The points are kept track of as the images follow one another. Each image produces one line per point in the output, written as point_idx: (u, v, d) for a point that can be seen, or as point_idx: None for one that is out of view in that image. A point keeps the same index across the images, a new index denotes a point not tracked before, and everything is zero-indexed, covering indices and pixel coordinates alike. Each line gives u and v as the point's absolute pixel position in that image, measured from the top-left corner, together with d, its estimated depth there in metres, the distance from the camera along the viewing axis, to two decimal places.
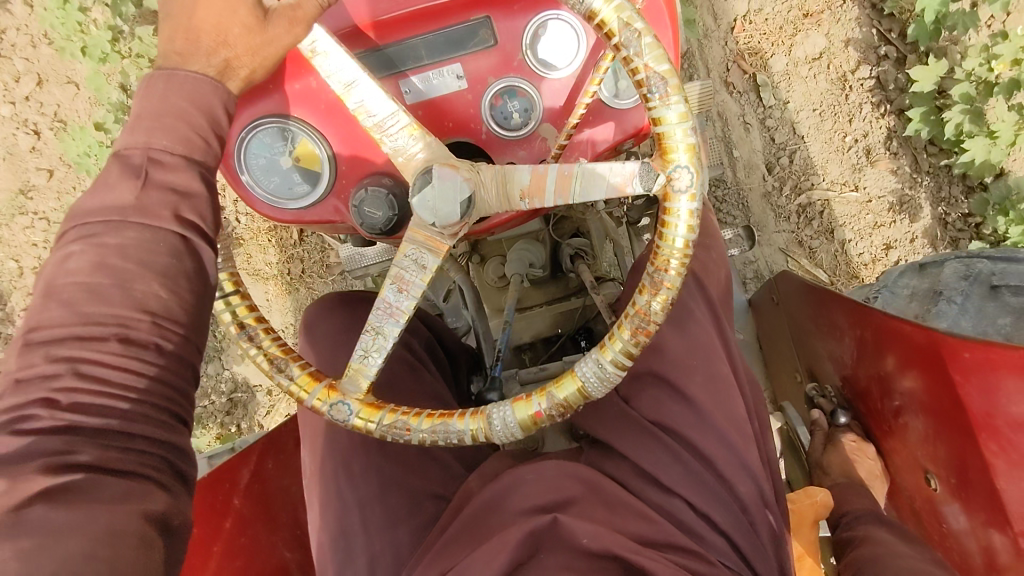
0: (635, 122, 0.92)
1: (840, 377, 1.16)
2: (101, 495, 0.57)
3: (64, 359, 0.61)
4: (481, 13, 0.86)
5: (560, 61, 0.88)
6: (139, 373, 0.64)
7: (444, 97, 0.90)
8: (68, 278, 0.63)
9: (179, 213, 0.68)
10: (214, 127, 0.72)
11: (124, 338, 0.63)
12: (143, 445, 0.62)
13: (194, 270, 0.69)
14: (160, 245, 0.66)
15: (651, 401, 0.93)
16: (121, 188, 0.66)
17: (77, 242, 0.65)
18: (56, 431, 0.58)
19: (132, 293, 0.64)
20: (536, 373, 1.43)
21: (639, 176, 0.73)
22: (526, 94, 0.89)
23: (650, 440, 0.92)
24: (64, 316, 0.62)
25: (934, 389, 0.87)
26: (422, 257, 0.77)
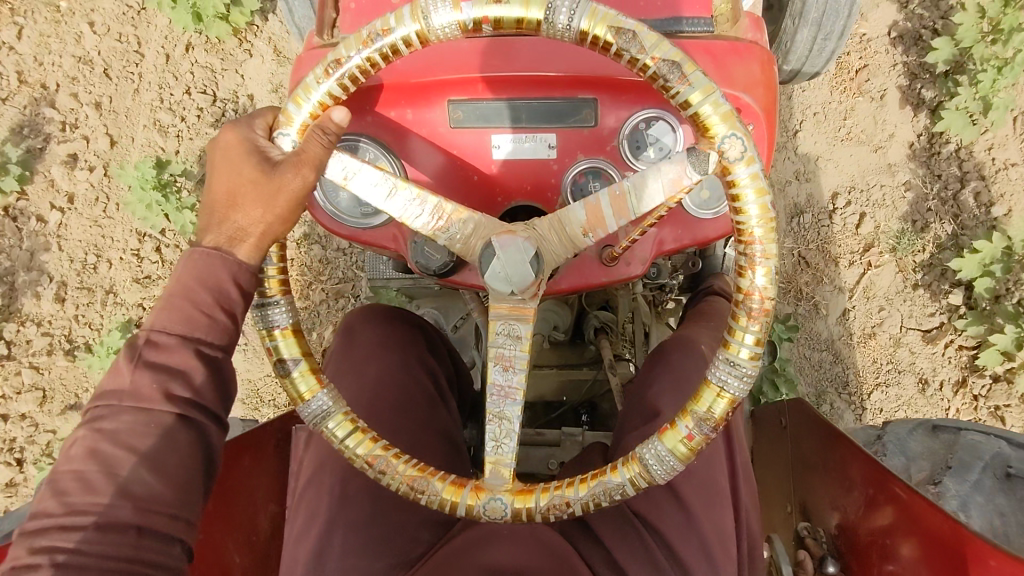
0: (707, 233, 0.91)
1: (836, 523, 1.15)
2: None
3: (43, 551, 0.59)
4: (590, 93, 0.86)
5: (652, 156, 0.87)
6: (120, 558, 0.61)
7: (529, 161, 0.89)
8: (66, 466, 0.63)
9: (169, 392, 0.66)
10: (223, 304, 0.70)
11: (102, 526, 0.61)
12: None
13: (187, 446, 0.67)
14: (151, 429, 0.65)
15: (647, 497, 0.89)
16: (121, 371, 0.66)
17: (81, 427, 0.65)
18: None
19: (116, 479, 0.63)
20: (532, 436, 1.40)
21: (692, 163, 0.73)
22: (609, 179, 0.88)
23: (626, 530, 0.87)
24: (50, 506, 0.61)
25: (940, 574, 0.88)
26: (513, 328, 0.77)
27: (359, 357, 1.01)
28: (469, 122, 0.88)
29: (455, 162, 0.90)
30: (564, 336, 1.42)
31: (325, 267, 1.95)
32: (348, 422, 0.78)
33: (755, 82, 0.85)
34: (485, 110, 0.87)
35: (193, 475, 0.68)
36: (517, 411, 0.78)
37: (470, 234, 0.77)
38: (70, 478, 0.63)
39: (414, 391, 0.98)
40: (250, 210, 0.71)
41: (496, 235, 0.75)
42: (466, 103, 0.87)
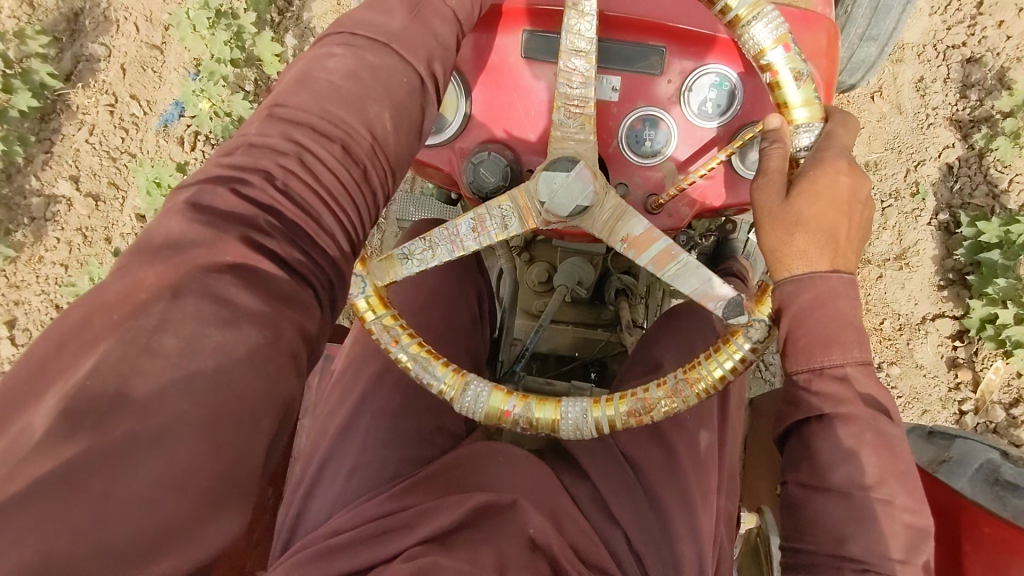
0: (747, 196, 0.94)
1: None
2: (272, 286, 0.51)
3: (295, 141, 0.63)
4: (661, 41, 0.90)
5: (713, 114, 0.90)
6: (343, 185, 0.64)
7: (593, 100, 0.92)
8: (323, 74, 0.67)
9: (427, 61, 0.73)
10: (460, 24, 0.80)
11: (346, 147, 0.64)
12: (326, 248, 0.60)
13: (417, 121, 0.72)
14: (401, 77, 0.70)
15: (673, 449, 0.95)
16: (390, 18, 0.73)
17: (341, 48, 0.70)
18: (269, 201, 0.57)
19: (364, 108, 0.66)
20: (541, 385, 1.41)
21: (727, 303, 0.79)
22: (666, 127, 0.91)
23: (654, 481, 0.91)
24: (306, 101, 0.65)
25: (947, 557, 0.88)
26: (509, 219, 0.81)
27: (424, 277, 1.09)
28: (540, 53, 0.93)
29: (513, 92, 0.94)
30: (584, 293, 1.44)
31: None
32: (381, 307, 0.82)
33: (819, 51, 0.88)
34: (559, 43, 0.92)
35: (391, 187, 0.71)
36: (448, 257, 0.82)
37: (575, 133, 0.81)
38: (325, 80, 0.67)
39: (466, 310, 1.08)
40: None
41: (583, 163, 0.78)
42: (542, 36, 0.93)
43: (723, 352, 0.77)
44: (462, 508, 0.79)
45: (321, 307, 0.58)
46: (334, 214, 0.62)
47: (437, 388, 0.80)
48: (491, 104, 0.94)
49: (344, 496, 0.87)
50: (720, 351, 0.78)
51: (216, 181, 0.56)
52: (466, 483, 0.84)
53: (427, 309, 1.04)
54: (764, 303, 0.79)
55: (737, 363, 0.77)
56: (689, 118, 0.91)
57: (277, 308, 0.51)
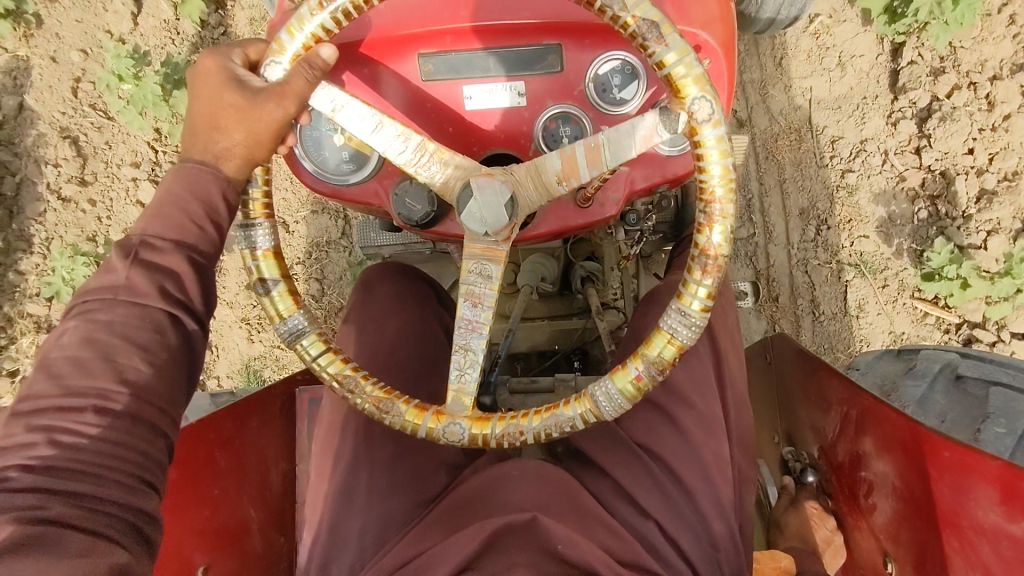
0: (675, 169, 0.96)
1: (819, 445, 1.22)
2: (64, 549, 0.59)
3: (42, 429, 0.64)
4: (554, 39, 0.91)
5: (618, 99, 0.91)
6: (107, 444, 0.66)
7: (502, 109, 0.93)
8: (60, 352, 0.68)
9: (164, 291, 0.73)
10: (211, 215, 0.79)
11: (101, 411, 0.67)
12: (108, 506, 0.64)
13: (175, 344, 0.74)
14: (146, 322, 0.72)
15: (643, 424, 0.99)
16: (117, 269, 0.73)
17: (71, 320, 0.71)
18: (34, 489, 0.61)
19: (113, 365, 0.69)
20: (526, 384, 1.44)
21: (662, 124, 0.77)
22: (579, 122, 0.92)
23: (631, 460, 0.97)
24: (49, 389, 0.67)
25: (910, 475, 0.89)
26: (484, 268, 0.82)
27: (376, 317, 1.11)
28: (440, 74, 0.93)
29: (425, 115, 0.94)
30: (551, 287, 1.45)
31: (330, 235, 1.97)
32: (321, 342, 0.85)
33: (713, 18, 0.88)
34: (459, 60, 0.92)
35: (178, 376, 0.74)
36: (481, 344, 0.83)
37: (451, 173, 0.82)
38: (65, 362, 0.68)
39: (428, 342, 1.10)
40: (228, 156, 0.80)
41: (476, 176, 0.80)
42: (443, 56, 0.92)
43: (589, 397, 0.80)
44: (484, 529, 0.83)
45: (122, 546, 0.64)
46: (137, 423, 0.69)
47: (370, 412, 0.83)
48: None
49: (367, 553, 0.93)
50: (640, 356, 0.80)
51: None
52: (488, 507, 0.89)
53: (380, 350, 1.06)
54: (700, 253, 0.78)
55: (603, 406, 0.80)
56: (598, 107, 0.93)
57: (84, 556, 0.60)
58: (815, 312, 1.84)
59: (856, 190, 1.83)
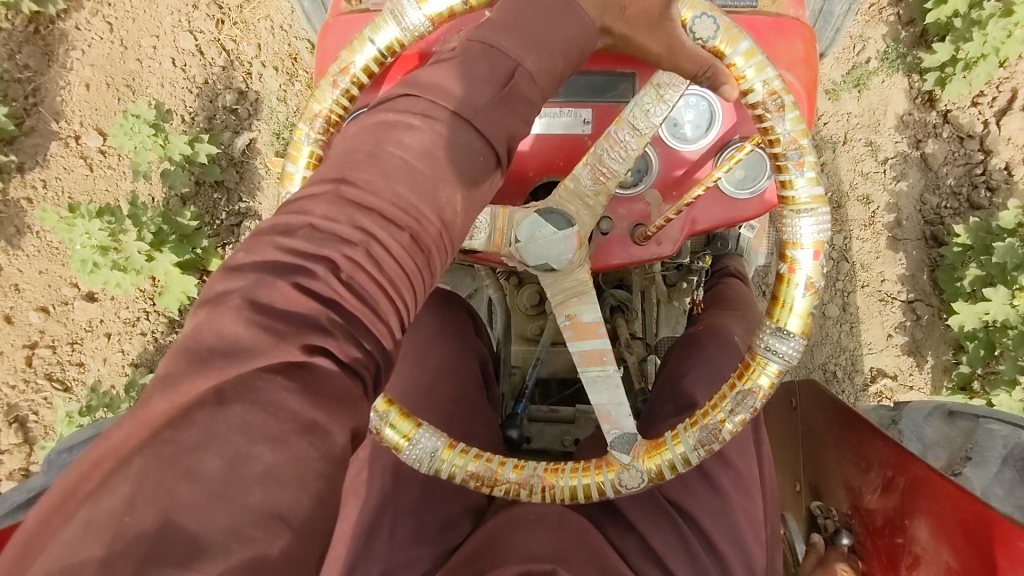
0: (739, 213, 0.92)
1: (849, 502, 1.19)
2: (327, 387, 0.48)
3: (364, 229, 0.54)
4: (629, 68, 0.86)
5: (688, 135, 0.87)
6: (408, 274, 0.56)
7: (566, 134, 0.88)
8: (395, 147, 0.58)
9: (495, 142, 0.63)
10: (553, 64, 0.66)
11: (414, 235, 0.56)
12: (374, 348, 0.54)
13: (479, 194, 0.62)
14: (472, 161, 0.61)
15: (676, 480, 0.92)
16: (468, 87, 0.61)
17: (416, 118, 0.60)
18: (323, 301, 0.51)
19: (435, 191, 0.58)
20: (546, 413, 1.39)
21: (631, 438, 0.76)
22: (644, 155, 0.88)
23: (661, 516, 0.90)
24: (372, 180, 0.56)
25: (968, 560, 0.85)
26: (479, 231, 0.77)
27: (414, 350, 1.06)
28: None
29: None
30: None
31: None
32: None
33: (797, 59, 0.83)
34: None
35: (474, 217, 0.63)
36: None
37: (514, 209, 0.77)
38: (397, 162, 0.57)
39: (468, 379, 1.06)
40: None
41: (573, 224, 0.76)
42: None
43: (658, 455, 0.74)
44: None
45: (367, 391, 0.53)
46: (433, 256, 0.59)
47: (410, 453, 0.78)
48: None
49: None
50: (733, 393, 0.73)
51: (268, 266, 0.52)
52: (507, 555, 0.83)
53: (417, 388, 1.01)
54: (783, 305, 0.71)
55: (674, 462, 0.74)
56: (667, 142, 0.88)
57: (331, 411, 0.48)
58: (831, 356, 1.90)
59: (875, 239, 1.90)
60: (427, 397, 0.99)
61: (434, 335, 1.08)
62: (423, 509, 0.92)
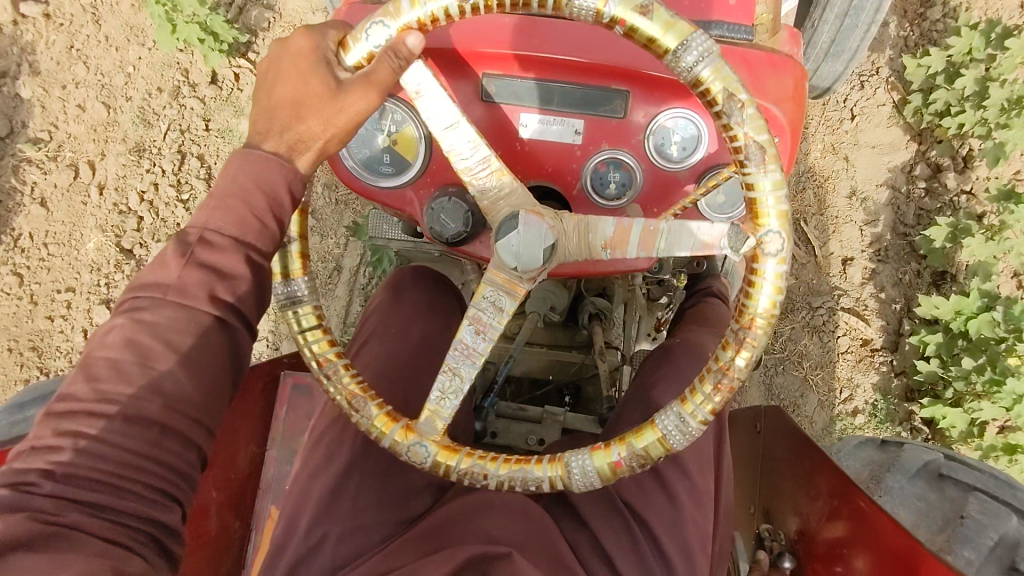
0: None
1: (798, 527, 1.22)
2: (86, 547, 0.57)
3: (68, 433, 0.61)
4: (625, 85, 0.88)
5: (674, 156, 0.90)
6: (130, 474, 0.62)
7: (557, 142, 0.91)
8: (101, 352, 0.65)
9: (214, 294, 0.68)
10: (275, 211, 0.72)
11: (130, 418, 0.63)
12: (130, 519, 0.61)
13: (224, 345, 0.70)
14: (190, 326, 0.67)
15: (633, 487, 0.95)
16: (170, 264, 0.68)
17: (122, 314, 0.67)
18: (55, 496, 0.58)
19: (142, 399, 0.64)
20: (515, 410, 1.42)
21: (728, 236, 0.74)
22: (629, 170, 0.90)
23: (612, 518, 0.93)
24: (78, 390, 0.63)
25: None
26: (499, 299, 0.79)
27: (399, 318, 1.10)
28: (503, 97, 0.90)
29: (480, 137, 0.92)
30: (558, 316, 1.44)
31: (342, 214, 1.96)
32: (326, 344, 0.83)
33: (786, 95, 0.86)
34: (525, 87, 0.89)
35: (221, 376, 0.70)
36: (471, 373, 0.80)
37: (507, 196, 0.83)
38: (104, 365, 0.64)
39: (440, 361, 1.08)
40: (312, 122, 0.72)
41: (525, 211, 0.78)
42: (507, 80, 0.89)
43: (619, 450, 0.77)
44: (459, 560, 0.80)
45: (143, 556, 0.62)
46: (163, 439, 0.65)
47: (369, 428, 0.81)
48: None
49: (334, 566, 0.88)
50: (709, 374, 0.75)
51: None
52: (464, 533, 0.86)
53: (387, 358, 1.05)
54: (759, 279, 0.72)
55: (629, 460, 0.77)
56: (653, 161, 0.91)
57: (89, 560, 0.56)
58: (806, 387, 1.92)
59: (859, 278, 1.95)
60: (392, 368, 1.03)
61: (422, 311, 1.12)
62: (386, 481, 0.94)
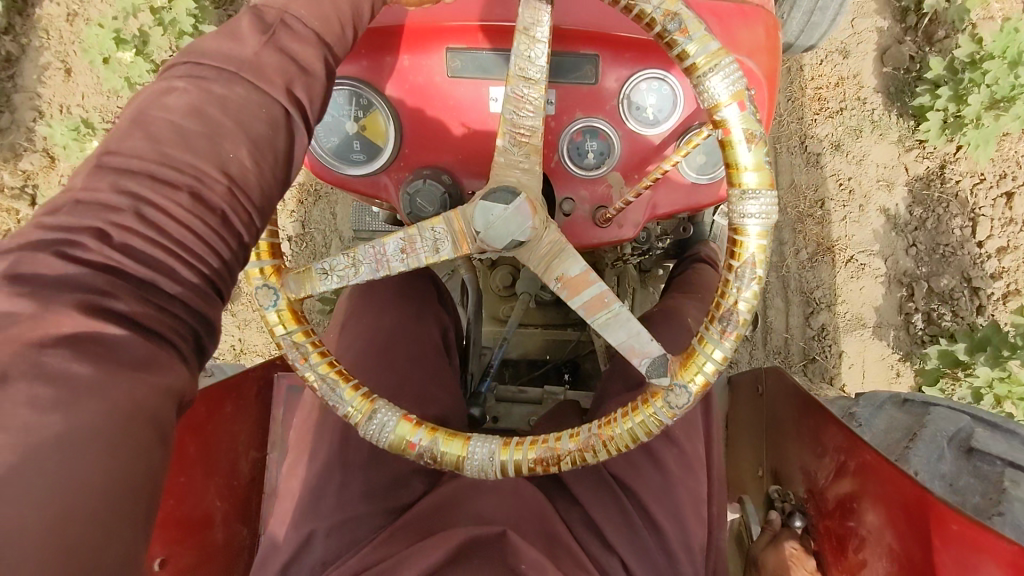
0: (698, 199, 0.92)
1: (806, 487, 1.21)
2: (126, 355, 0.48)
3: (132, 195, 0.56)
4: (593, 48, 0.86)
5: (652, 119, 0.88)
6: (195, 241, 0.58)
7: None
8: (162, 112, 0.58)
9: (290, 87, 0.64)
10: (353, 19, 0.70)
11: (195, 193, 0.58)
12: (179, 310, 0.56)
13: (282, 151, 0.63)
14: (260, 112, 0.61)
15: (629, 461, 0.94)
16: (243, 41, 0.63)
17: (178, 79, 0.60)
18: (102, 268, 0.52)
19: (216, 146, 0.59)
20: (514, 393, 1.40)
21: (651, 360, 0.74)
22: (607, 138, 0.88)
23: (618, 496, 0.91)
24: (144, 148, 0.57)
25: (906, 537, 0.89)
26: (441, 241, 0.75)
27: (366, 317, 1.08)
28: (467, 71, 0.89)
29: (449, 114, 0.90)
30: (550, 295, 1.41)
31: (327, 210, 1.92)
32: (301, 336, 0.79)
33: (758, 47, 0.84)
34: (493, 60, 0.88)
35: (281, 181, 0.65)
36: (372, 275, 0.77)
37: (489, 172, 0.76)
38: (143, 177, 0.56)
39: (426, 345, 1.08)
40: None
41: (525, 195, 0.73)
42: (471, 55, 0.88)
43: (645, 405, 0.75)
44: (451, 543, 0.78)
45: (185, 358, 0.55)
46: (229, 218, 0.60)
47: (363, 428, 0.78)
48: (421, 129, 0.91)
49: (327, 558, 0.88)
50: (698, 351, 0.73)
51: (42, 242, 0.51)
52: (459, 518, 0.85)
53: (366, 355, 1.02)
54: (743, 238, 0.70)
55: (652, 423, 0.75)
56: (630, 127, 0.88)
57: (134, 380, 0.48)
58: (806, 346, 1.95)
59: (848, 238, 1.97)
60: (370, 365, 1.01)
61: (392, 302, 1.10)
62: (384, 472, 0.92)
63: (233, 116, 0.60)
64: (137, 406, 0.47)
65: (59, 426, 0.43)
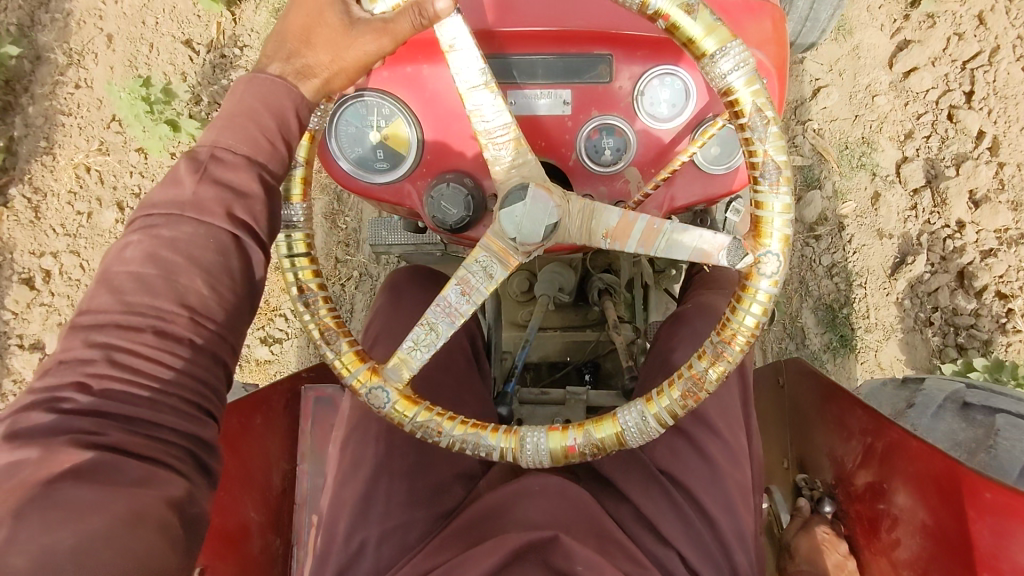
0: (715, 188, 0.95)
1: (835, 472, 1.21)
2: (122, 476, 0.55)
3: (101, 345, 0.62)
4: (605, 48, 0.89)
5: (665, 114, 0.90)
6: (167, 370, 0.64)
7: (547, 117, 0.91)
8: (122, 267, 0.65)
9: (231, 210, 0.69)
10: (283, 131, 0.73)
11: (159, 331, 0.64)
12: (166, 434, 0.62)
13: (239, 271, 0.69)
14: (209, 242, 0.68)
15: (667, 450, 0.95)
16: (182, 182, 0.68)
17: (136, 232, 0.67)
18: (90, 413, 0.59)
19: (175, 284, 0.66)
20: (537, 395, 1.41)
21: (728, 250, 0.75)
22: (623, 134, 0.90)
23: (652, 484, 0.93)
24: (109, 303, 0.64)
25: (939, 511, 0.90)
26: (491, 265, 0.78)
27: (395, 322, 1.11)
28: None
29: (468, 118, 0.93)
30: (568, 297, 1.42)
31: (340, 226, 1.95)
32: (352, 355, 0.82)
33: (767, 38, 0.86)
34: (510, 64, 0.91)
35: (242, 304, 0.71)
36: (450, 331, 0.79)
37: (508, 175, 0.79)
38: (117, 323, 0.63)
39: (455, 352, 1.10)
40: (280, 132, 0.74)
41: (534, 184, 0.76)
42: None
43: (684, 379, 0.77)
44: (506, 549, 0.78)
45: (186, 475, 0.62)
46: (198, 343, 0.66)
47: (409, 427, 0.80)
48: (442, 134, 0.94)
49: (380, 566, 0.90)
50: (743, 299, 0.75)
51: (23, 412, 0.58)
52: (509, 524, 0.85)
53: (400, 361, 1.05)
54: (758, 166, 0.73)
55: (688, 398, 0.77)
56: (644, 121, 0.91)
57: (131, 495, 0.54)
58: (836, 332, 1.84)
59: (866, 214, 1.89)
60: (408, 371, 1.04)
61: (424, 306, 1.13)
62: (421, 476, 0.94)
63: (185, 257, 0.66)
64: (136, 512, 0.54)
65: (72, 538, 0.50)
